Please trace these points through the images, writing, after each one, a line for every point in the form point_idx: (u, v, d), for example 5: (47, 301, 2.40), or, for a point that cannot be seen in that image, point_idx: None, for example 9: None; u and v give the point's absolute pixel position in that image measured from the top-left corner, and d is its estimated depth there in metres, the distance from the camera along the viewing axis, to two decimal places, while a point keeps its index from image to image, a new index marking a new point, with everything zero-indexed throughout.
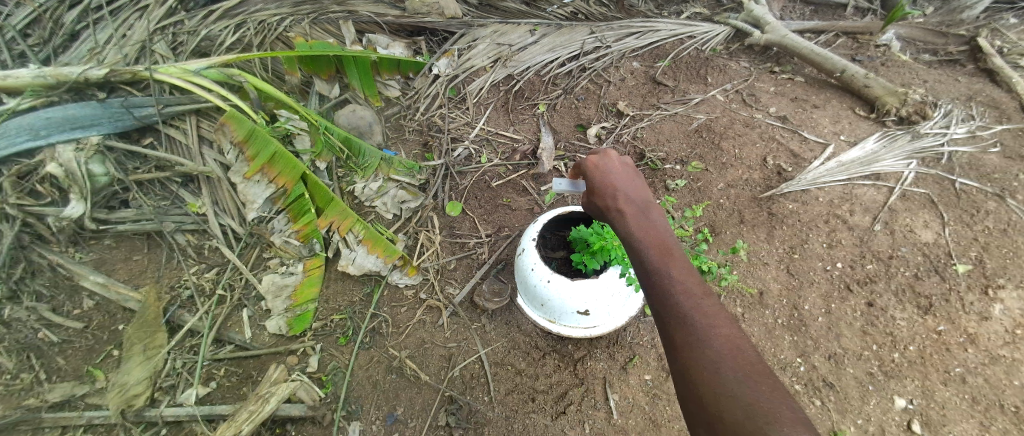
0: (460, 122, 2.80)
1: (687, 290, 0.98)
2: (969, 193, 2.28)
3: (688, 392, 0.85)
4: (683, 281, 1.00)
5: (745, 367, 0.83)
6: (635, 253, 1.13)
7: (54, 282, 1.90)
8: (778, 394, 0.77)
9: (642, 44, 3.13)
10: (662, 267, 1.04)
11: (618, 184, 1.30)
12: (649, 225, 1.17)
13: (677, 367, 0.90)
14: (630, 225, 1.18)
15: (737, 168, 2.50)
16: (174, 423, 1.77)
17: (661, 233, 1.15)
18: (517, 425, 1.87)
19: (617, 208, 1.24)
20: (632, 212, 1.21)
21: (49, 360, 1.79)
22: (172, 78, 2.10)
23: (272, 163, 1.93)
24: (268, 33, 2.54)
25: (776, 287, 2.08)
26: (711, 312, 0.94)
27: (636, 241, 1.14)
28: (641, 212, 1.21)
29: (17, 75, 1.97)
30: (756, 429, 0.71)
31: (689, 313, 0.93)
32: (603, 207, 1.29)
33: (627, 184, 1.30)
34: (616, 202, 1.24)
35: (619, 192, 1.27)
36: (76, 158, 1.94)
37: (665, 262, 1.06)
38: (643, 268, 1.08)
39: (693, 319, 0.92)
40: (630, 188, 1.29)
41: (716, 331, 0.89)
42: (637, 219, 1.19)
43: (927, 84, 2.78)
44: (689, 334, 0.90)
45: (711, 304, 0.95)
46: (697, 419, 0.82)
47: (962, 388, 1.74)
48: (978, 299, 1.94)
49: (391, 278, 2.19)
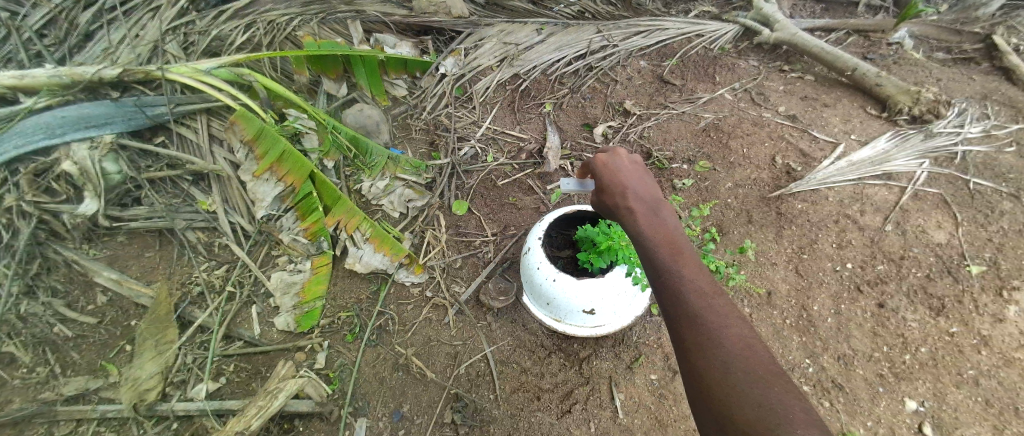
0: (466, 121, 2.81)
1: (697, 289, 0.97)
2: (983, 193, 2.24)
3: (698, 390, 0.85)
4: (693, 281, 1.00)
5: (756, 367, 0.83)
6: (644, 252, 1.12)
7: (70, 277, 1.94)
8: (790, 396, 0.77)
9: (650, 42, 3.11)
10: (672, 266, 1.04)
11: (627, 182, 1.29)
12: (658, 224, 1.17)
13: (686, 366, 0.90)
14: (639, 223, 1.18)
15: (745, 167, 2.48)
16: (186, 417, 1.80)
17: (671, 231, 1.14)
18: (522, 424, 1.87)
19: (626, 207, 1.23)
20: (641, 210, 1.21)
21: (65, 354, 1.82)
22: (183, 77, 2.13)
23: (282, 161, 1.96)
24: (277, 33, 2.57)
25: (784, 288, 2.06)
26: (722, 311, 0.94)
27: (645, 239, 1.13)
28: (650, 210, 1.20)
29: (35, 75, 2.01)
30: (766, 431, 0.72)
31: (699, 313, 0.93)
32: (612, 205, 1.28)
33: (636, 183, 1.29)
34: (624, 200, 1.24)
35: (629, 191, 1.26)
36: (90, 156, 1.96)
37: (675, 261, 1.06)
38: (652, 266, 1.07)
39: (704, 319, 0.91)
40: (640, 187, 1.28)
41: (726, 331, 0.89)
42: (646, 218, 1.19)
43: (941, 83, 2.74)
44: (700, 333, 0.90)
45: (721, 303, 0.95)
46: (707, 419, 0.83)
47: (975, 391, 1.72)
48: (992, 300, 1.91)
49: (398, 276, 2.20)
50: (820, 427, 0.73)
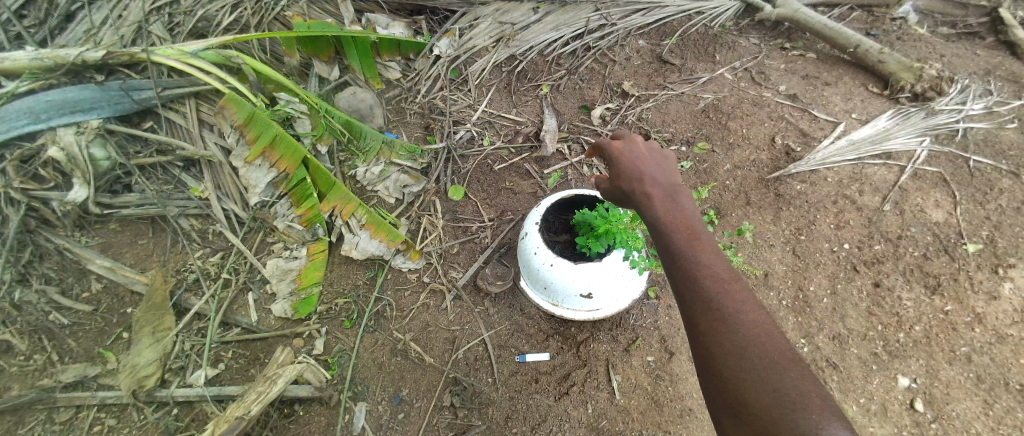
0: (462, 104, 2.76)
1: (715, 276, 0.93)
2: (983, 171, 2.22)
3: (710, 375, 0.86)
4: (712, 267, 0.95)
5: (772, 353, 0.82)
6: (659, 237, 1.06)
7: (63, 265, 1.92)
8: (807, 381, 0.77)
9: (649, 21, 3.04)
10: (689, 252, 0.99)
11: (644, 167, 1.21)
12: (676, 208, 1.09)
13: (699, 353, 0.89)
14: (655, 207, 1.11)
15: (744, 148, 2.46)
16: (185, 403, 1.81)
17: (690, 216, 1.07)
18: (520, 406, 1.89)
19: (642, 192, 1.16)
20: (659, 195, 1.13)
21: (61, 341, 1.82)
22: (170, 60, 2.07)
23: (273, 147, 1.92)
24: (265, 13, 2.50)
25: (782, 269, 2.06)
26: (739, 297, 0.91)
27: (662, 224, 1.06)
28: (668, 195, 1.13)
29: (14, 58, 1.95)
30: (782, 418, 0.72)
31: (716, 299, 0.90)
32: (626, 190, 1.21)
33: (654, 168, 1.22)
34: (641, 184, 1.17)
35: (645, 175, 1.19)
36: (76, 141, 1.92)
37: (693, 248, 1.00)
38: (669, 251, 1.02)
39: (721, 306, 0.89)
40: (658, 172, 1.21)
41: (744, 318, 0.87)
42: (663, 202, 1.11)
43: (944, 59, 2.69)
44: (715, 320, 0.88)
45: (739, 289, 0.92)
46: (718, 402, 0.84)
47: (967, 367, 1.73)
48: (988, 277, 1.92)
49: (395, 262, 2.18)
50: (837, 413, 0.73)
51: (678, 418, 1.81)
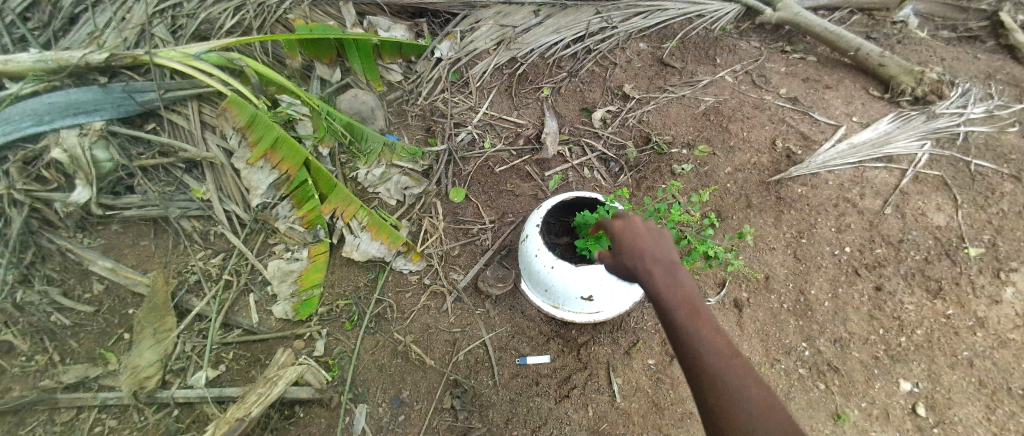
0: (463, 107, 2.76)
1: (719, 352, 0.91)
2: (984, 175, 2.22)
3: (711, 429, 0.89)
4: (716, 347, 0.92)
5: (760, 398, 0.86)
6: (664, 321, 0.98)
7: (65, 266, 1.93)
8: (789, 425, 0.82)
9: (650, 24, 3.04)
10: (697, 339, 0.93)
11: (641, 241, 1.08)
12: (679, 288, 1.00)
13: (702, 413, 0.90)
14: (656, 290, 1.01)
15: (745, 151, 2.46)
16: (186, 404, 1.81)
17: (693, 294, 0.99)
18: (521, 408, 1.89)
19: (642, 270, 1.05)
20: (659, 273, 1.03)
21: (63, 342, 1.82)
22: (173, 62, 2.07)
23: (275, 149, 1.93)
24: (267, 16, 2.51)
25: (783, 272, 2.06)
26: (743, 374, 0.89)
27: (666, 308, 0.98)
28: (668, 271, 1.03)
29: (19, 59, 1.96)
30: None
31: (720, 374, 0.89)
32: (623, 267, 1.09)
33: (650, 239, 1.09)
34: (640, 263, 1.05)
35: (643, 251, 1.06)
36: (80, 143, 1.93)
37: (698, 329, 0.94)
38: (676, 339, 0.95)
39: (727, 383, 0.88)
40: (656, 242, 1.09)
41: (749, 393, 0.87)
42: (664, 282, 1.02)
43: (945, 62, 2.69)
44: (724, 398, 0.87)
45: (740, 363, 0.90)
46: None
47: (970, 372, 1.73)
48: (989, 282, 1.91)
49: (395, 264, 2.19)
50: None
51: (679, 421, 1.81)
